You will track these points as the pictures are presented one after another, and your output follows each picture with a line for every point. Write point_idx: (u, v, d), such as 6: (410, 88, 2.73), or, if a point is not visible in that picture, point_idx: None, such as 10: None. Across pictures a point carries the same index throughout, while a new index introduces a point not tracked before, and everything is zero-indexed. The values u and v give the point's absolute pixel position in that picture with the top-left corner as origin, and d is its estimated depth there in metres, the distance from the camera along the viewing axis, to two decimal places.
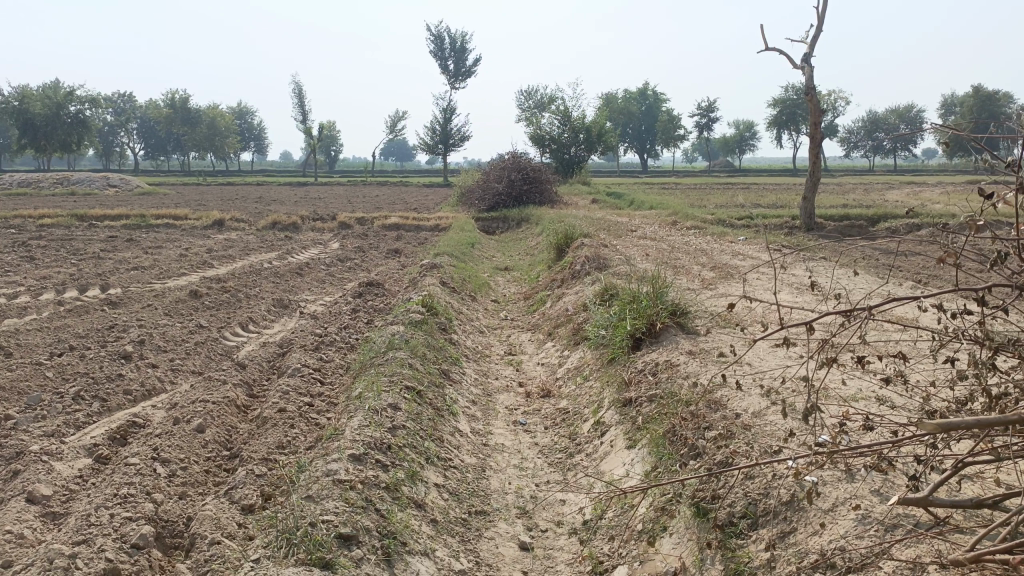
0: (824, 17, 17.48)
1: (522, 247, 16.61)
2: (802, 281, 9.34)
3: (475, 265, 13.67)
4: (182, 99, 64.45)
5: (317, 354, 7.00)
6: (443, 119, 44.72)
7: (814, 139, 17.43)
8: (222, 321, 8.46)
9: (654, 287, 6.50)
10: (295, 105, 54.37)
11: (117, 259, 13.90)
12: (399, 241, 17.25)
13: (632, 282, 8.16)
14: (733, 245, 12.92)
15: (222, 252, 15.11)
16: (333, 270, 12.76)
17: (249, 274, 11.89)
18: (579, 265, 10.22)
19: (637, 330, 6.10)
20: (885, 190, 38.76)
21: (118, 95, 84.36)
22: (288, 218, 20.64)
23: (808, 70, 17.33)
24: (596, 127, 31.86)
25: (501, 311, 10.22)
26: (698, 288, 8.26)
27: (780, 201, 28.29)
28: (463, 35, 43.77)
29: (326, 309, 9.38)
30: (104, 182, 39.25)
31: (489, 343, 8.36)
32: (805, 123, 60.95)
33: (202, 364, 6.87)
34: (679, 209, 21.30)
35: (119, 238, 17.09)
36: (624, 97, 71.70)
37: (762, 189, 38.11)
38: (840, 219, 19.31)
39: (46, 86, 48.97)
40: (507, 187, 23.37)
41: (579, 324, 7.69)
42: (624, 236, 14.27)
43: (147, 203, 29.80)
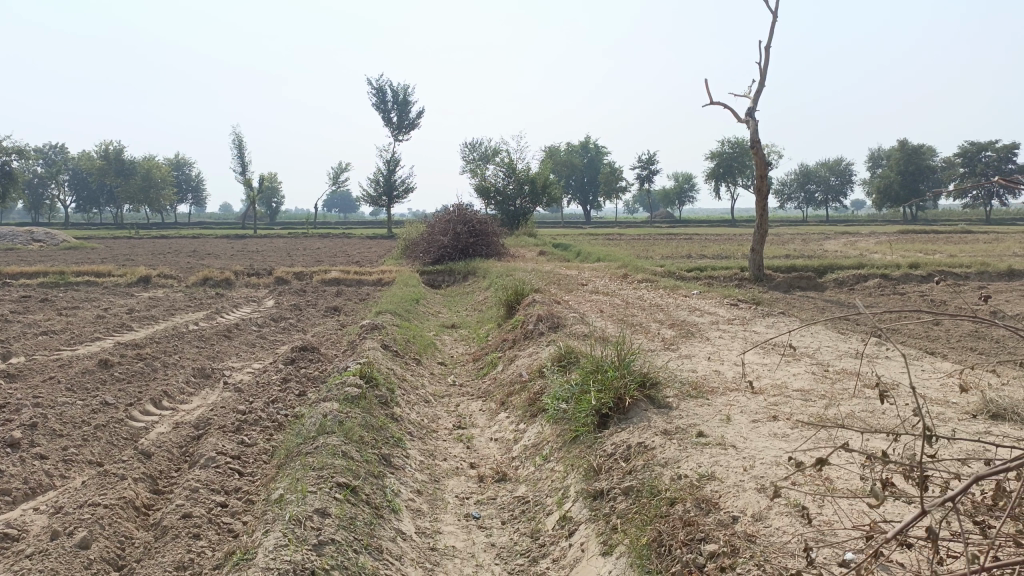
0: (766, 72, 17.65)
1: (468, 303, 15.94)
2: (766, 340, 8.88)
3: (420, 323, 12.91)
4: (116, 150, 62.81)
5: (237, 437, 6.10)
6: (387, 171, 44.17)
7: (761, 191, 17.39)
8: (132, 397, 7.47)
9: (619, 354, 5.87)
10: (235, 157, 53.28)
11: (24, 322, 12.66)
12: (339, 297, 16.40)
13: (591, 345, 7.53)
14: (687, 300, 12.51)
15: (145, 313, 14.01)
16: (265, 331, 11.80)
17: (172, 339, 10.88)
18: (531, 325, 9.57)
19: (603, 406, 5.42)
20: (823, 240, 39.64)
21: (49, 146, 81.63)
22: (221, 274, 19.57)
23: (753, 123, 17.38)
24: (541, 178, 31.72)
25: (448, 375, 9.47)
26: (660, 352, 7.68)
27: (726, 252, 28.39)
28: (407, 88, 43.64)
29: (253, 378, 8.45)
30: (27, 236, 37.22)
31: (435, 414, 7.57)
32: (742, 175, 62.47)
33: (101, 453, 5.90)
34: (628, 261, 21.02)
35: (32, 298, 15.75)
36: (567, 150, 72.62)
37: (705, 239, 38.45)
38: (787, 269, 19.28)
39: None
40: (452, 239, 22.76)
41: (535, 393, 6.99)
42: (575, 291, 13.74)
43: (71, 258, 28.21)
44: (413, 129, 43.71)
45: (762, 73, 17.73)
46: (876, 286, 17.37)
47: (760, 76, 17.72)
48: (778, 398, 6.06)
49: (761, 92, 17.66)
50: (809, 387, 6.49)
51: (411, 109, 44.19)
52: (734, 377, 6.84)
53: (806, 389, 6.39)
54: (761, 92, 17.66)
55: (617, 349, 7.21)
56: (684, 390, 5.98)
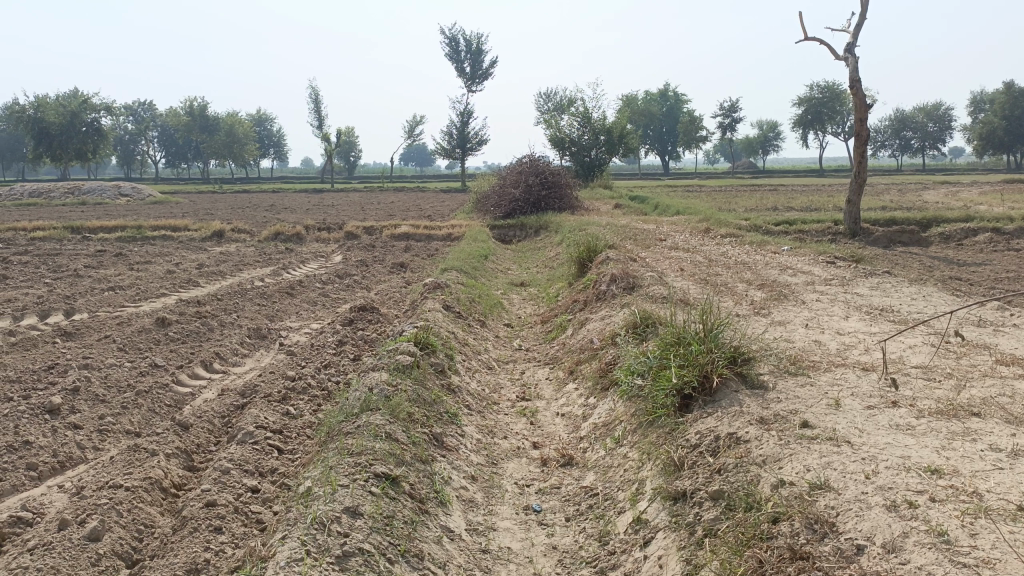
0: (869, 3, 15.98)
1: (539, 258, 15.26)
2: (872, 305, 7.86)
3: (488, 280, 12.31)
4: (200, 106, 64.07)
5: (281, 407, 5.62)
6: (460, 123, 43.46)
7: (860, 136, 15.89)
8: (183, 359, 7.12)
9: (706, 323, 5.06)
10: (312, 110, 53.53)
11: (94, 277, 12.65)
12: (407, 252, 15.97)
13: (672, 310, 6.73)
14: (777, 257, 11.44)
15: (212, 268, 13.85)
16: (327, 288, 11.40)
17: (233, 295, 10.58)
18: (603, 286, 8.79)
19: (686, 385, 4.65)
20: (921, 189, 36.99)
21: (137, 103, 84.16)
22: (292, 228, 19.39)
23: (853, 61, 15.82)
24: (618, 128, 30.43)
25: (514, 338, 8.83)
26: (751, 319, 6.82)
27: (815, 204, 26.67)
28: (480, 37, 42.57)
29: (308, 339, 8.00)
30: (116, 191, 38.38)
31: (498, 384, 6.94)
32: (833, 122, 58.98)
33: (140, 420, 5.53)
34: (709, 214, 19.81)
35: (107, 253, 15.87)
36: (645, 98, 70.07)
37: (791, 191, 36.38)
38: (886, 223, 17.73)
39: (62, 95, 48.31)
40: (524, 192, 22.00)
41: (607, 364, 6.26)
42: (653, 247, 12.86)
43: (154, 213, 28.75)
44: (486, 79, 42.73)
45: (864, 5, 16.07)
46: (988, 241, 15.75)
47: (861, 8, 16.07)
48: (894, 377, 5.15)
49: (862, 26, 16.03)
50: (929, 363, 5.54)
51: (485, 58, 43.13)
52: (838, 351, 5.95)
53: (926, 366, 5.45)
54: (862, 26, 16.02)
55: (702, 315, 6.38)
56: (782, 367, 5.14)
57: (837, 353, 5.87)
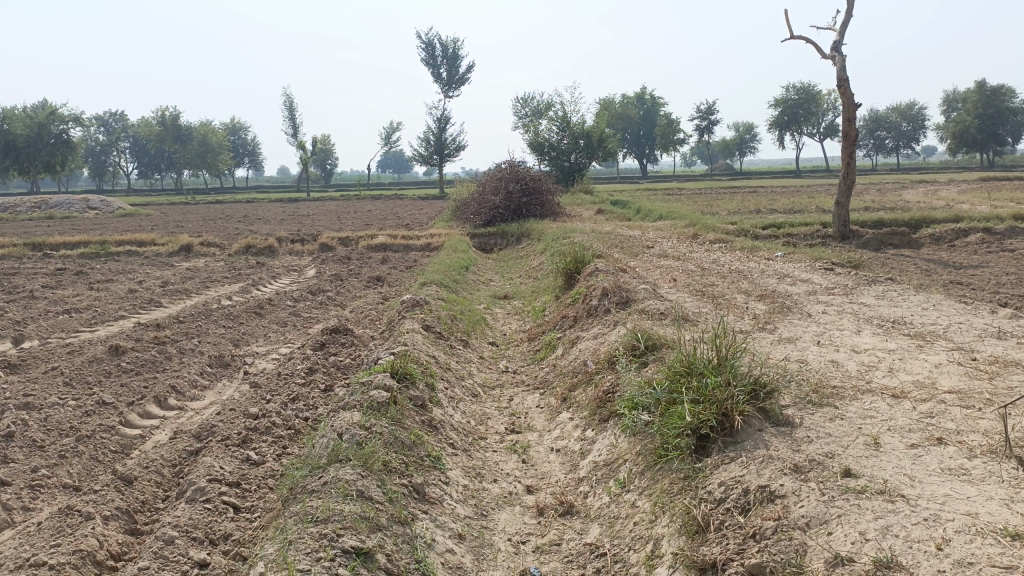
0: (854, 0, 15.60)
1: (522, 268, 14.69)
2: (882, 317, 7.35)
3: (470, 294, 11.71)
4: (173, 116, 62.91)
5: (241, 453, 4.98)
6: (438, 129, 42.84)
7: (848, 137, 15.50)
8: (134, 395, 6.44)
9: (720, 351, 4.49)
10: (286, 119, 52.63)
11: (50, 299, 11.88)
12: (384, 265, 15.32)
13: (674, 330, 6.15)
14: (772, 264, 10.94)
15: (179, 285, 13.12)
16: (299, 306, 10.72)
17: (197, 317, 9.86)
18: (594, 301, 8.21)
19: (702, 423, 4.08)
20: (900, 188, 36.89)
21: (109, 113, 82.52)
22: (264, 241, 18.65)
23: (840, 60, 15.43)
24: (597, 132, 29.99)
25: (500, 359, 8.21)
26: (759, 339, 6.27)
27: (798, 206, 26.36)
28: (456, 42, 41.97)
29: (276, 367, 7.34)
30: (84, 204, 37.28)
31: (484, 414, 6.32)
32: (809, 123, 59.09)
33: (79, 471, 4.85)
34: (695, 218, 19.33)
35: (67, 271, 15.05)
36: (622, 102, 69.84)
37: (771, 193, 36.15)
38: (875, 224, 17.38)
39: (29, 107, 47.02)
40: (504, 199, 21.41)
41: (605, 392, 5.66)
42: (641, 255, 12.33)
43: (122, 226, 27.82)
44: (463, 85, 42.16)
45: (849, 2, 15.70)
46: (980, 241, 15.40)
47: (847, 6, 15.69)
48: (930, 406, 4.60)
49: (848, 23, 15.65)
50: (963, 387, 5.00)
51: (461, 64, 42.54)
52: (859, 374, 5.40)
53: (962, 390, 4.91)
54: (848, 24, 15.64)
55: (709, 337, 5.82)
56: (805, 398, 4.57)
57: (860, 377, 5.32)
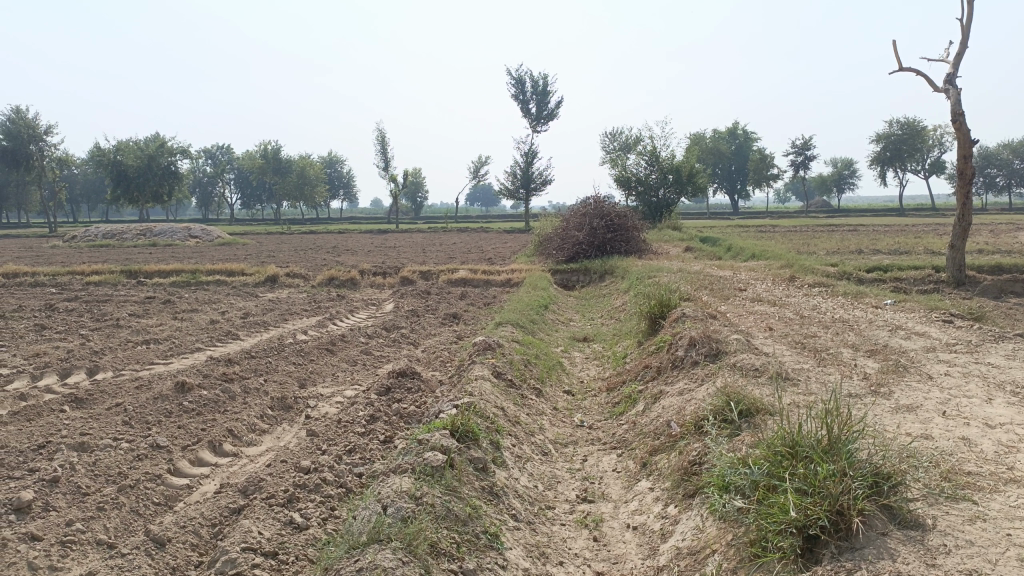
0: (971, 29, 14.45)
1: (604, 308, 14.05)
2: (1017, 382, 6.36)
3: (547, 335, 11.17)
4: (273, 149, 65.52)
5: (283, 515, 4.57)
6: (525, 163, 42.84)
7: (964, 175, 14.25)
8: (190, 439, 6.19)
9: (832, 431, 3.79)
10: (378, 152, 53.95)
11: (133, 328, 12.05)
12: (463, 301, 15.00)
13: (771, 397, 5.41)
14: (880, 313, 9.96)
15: (257, 317, 13.14)
16: (371, 343, 10.42)
17: (268, 353, 9.67)
18: (680, 352, 7.52)
19: (810, 520, 3.38)
20: (1017, 229, 34.30)
21: (216, 147, 86.95)
22: (347, 273, 18.72)
23: (955, 92, 14.27)
24: (687, 166, 29.12)
25: (575, 411, 7.58)
26: (871, 408, 5.45)
27: (905, 247, 24.71)
28: (546, 77, 42.06)
29: (337, 412, 6.99)
30: (185, 232, 38.90)
31: (553, 477, 5.72)
32: (913, 159, 56.19)
33: (116, 526, 4.55)
34: (790, 258, 18.24)
35: (156, 299, 15.40)
36: (714, 136, 68.48)
37: (871, 232, 34.21)
38: (994, 269, 15.88)
39: (142, 140, 49.85)
40: (588, 235, 20.85)
41: (692, 464, 4.97)
42: (732, 299, 11.52)
43: (217, 255, 28.70)
44: (552, 120, 42.09)
45: (965, 32, 14.55)
46: None
47: (963, 35, 14.55)
48: None
49: (963, 53, 14.49)
50: None
51: (551, 99, 42.52)
52: (997, 456, 4.54)
53: None
54: (964, 54, 14.48)
55: (813, 406, 5.07)
56: (935, 487, 3.79)
57: (1000, 460, 4.45)
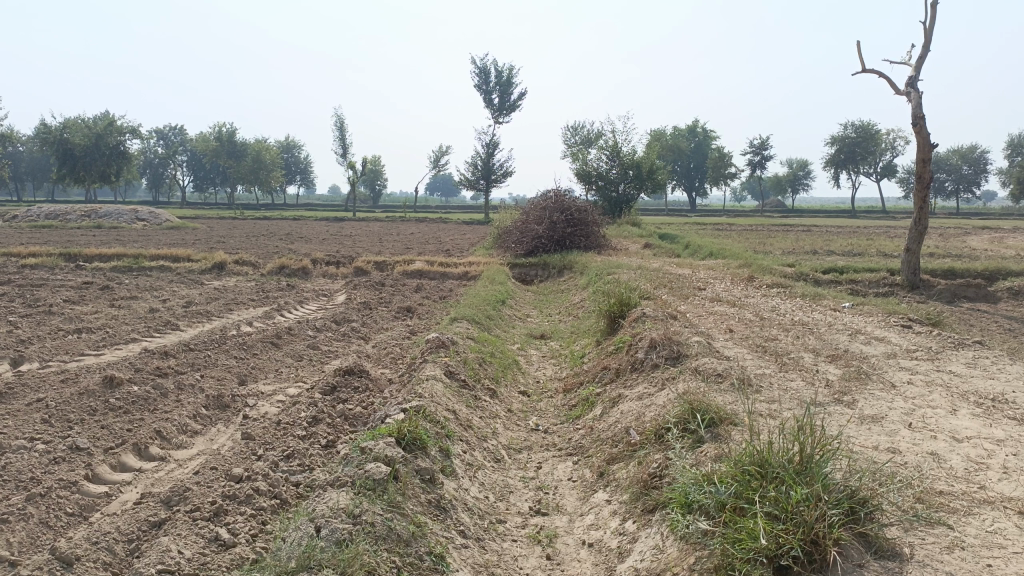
0: (933, 33, 14.52)
1: (562, 304, 13.81)
2: (980, 393, 6.25)
3: (504, 332, 10.86)
4: (229, 132, 63.83)
5: (209, 531, 4.17)
6: (486, 154, 42.43)
7: (922, 180, 14.34)
8: (114, 440, 5.71)
9: (805, 448, 3.56)
10: (337, 138, 52.96)
11: (66, 315, 11.37)
12: (418, 293, 14.60)
13: (734, 408, 5.18)
14: (840, 316, 9.88)
15: (201, 306, 12.54)
16: (320, 337, 9.97)
17: (208, 345, 9.15)
18: (640, 354, 7.28)
19: (782, 549, 3.13)
20: (965, 234, 35.16)
21: (169, 127, 84.42)
22: (299, 261, 18.14)
23: (916, 95, 14.34)
24: (648, 162, 29.09)
25: (530, 414, 7.26)
26: (836, 419, 5.26)
27: (859, 248, 25.04)
28: (510, 68, 41.62)
29: (277, 412, 6.56)
30: (133, 215, 37.56)
31: (505, 486, 5.40)
32: (866, 162, 57.30)
33: (19, 541, 4.09)
34: (748, 257, 18.25)
35: (94, 285, 14.64)
36: (673, 133, 68.95)
37: (824, 233, 34.69)
38: (946, 273, 16.07)
39: (90, 119, 48.00)
40: (547, 229, 20.58)
41: (652, 477, 4.70)
42: (692, 299, 11.35)
43: (166, 240, 27.70)
44: (514, 112, 41.73)
45: (927, 36, 14.62)
46: None
47: (925, 39, 14.62)
48: None
49: (925, 57, 14.57)
50: None
51: (514, 90, 42.14)
52: (967, 473, 4.37)
53: None
54: (925, 58, 14.56)
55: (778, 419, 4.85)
56: (911, 510, 3.58)
57: (970, 478, 4.28)
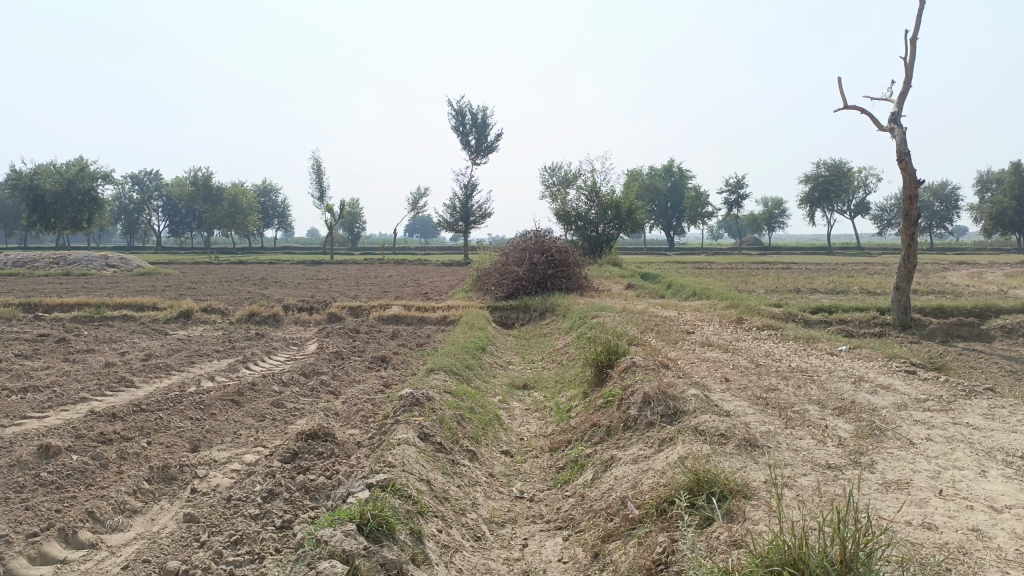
0: (913, 69, 14.38)
1: (545, 350, 13.21)
2: (1007, 449, 5.70)
3: (484, 382, 10.21)
4: (205, 176, 63.14)
5: None
6: (465, 195, 42.13)
7: (909, 216, 14.05)
8: (38, 524, 4.92)
9: (845, 545, 3.12)
10: (314, 181, 52.54)
11: (12, 372, 10.52)
12: (393, 341, 13.94)
13: (745, 483, 4.57)
14: (838, 361, 9.38)
15: (161, 359, 11.75)
16: (286, 393, 9.24)
17: (161, 405, 8.39)
18: (632, 411, 6.68)
19: None
20: (944, 269, 35.19)
21: (144, 172, 83.60)
22: (270, 308, 17.40)
23: (899, 131, 14.13)
24: (627, 203, 28.83)
25: (514, 479, 6.57)
26: (859, 489, 4.69)
27: (842, 286, 24.78)
28: (486, 109, 41.59)
29: (230, 484, 5.84)
30: (102, 261, 36.59)
31: (486, 571, 4.69)
32: (842, 199, 57.80)
33: None
34: (733, 297, 17.82)
35: (49, 337, 13.80)
36: (650, 173, 69.45)
37: (804, 270, 34.51)
38: (936, 311, 15.70)
39: (61, 164, 47.07)
40: (528, 270, 20.06)
41: (656, 563, 4.08)
42: (681, 343, 10.82)
43: (134, 287, 26.81)
44: (492, 153, 41.61)
45: (907, 72, 14.47)
46: None
47: (905, 75, 14.48)
48: None
49: (906, 93, 14.40)
50: None
51: (491, 132, 42.05)
52: (1019, 555, 3.78)
53: None
54: (907, 95, 14.39)
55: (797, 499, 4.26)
56: None
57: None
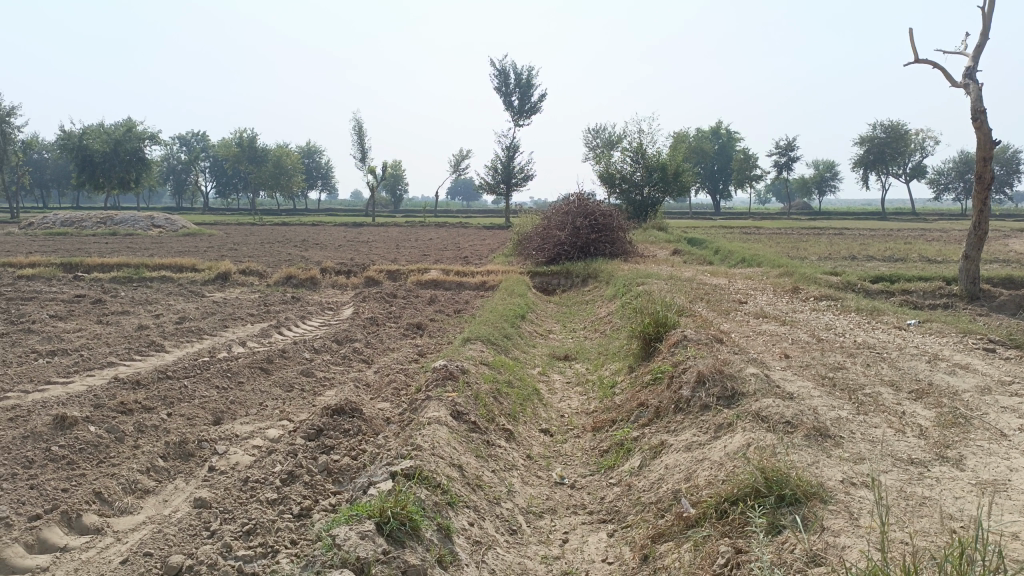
0: (994, 19, 13.18)
1: (586, 319, 12.63)
2: None
3: (523, 353, 9.70)
4: (250, 138, 63.22)
5: None
6: (507, 157, 41.36)
7: (983, 180, 12.97)
8: (42, 505, 4.58)
9: None
10: (355, 142, 52.21)
11: (43, 334, 10.35)
12: (430, 307, 13.50)
13: (820, 486, 3.97)
14: (907, 338, 8.60)
15: (194, 323, 11.50)
16: (316, 362, 8.85)
17: (188, 372, 8.07)
18: (685, 392, 6.09)
19: None
20: (1006, 237, 33.43)
21: (191, 133, 84.42)
22: (307, 271, 17.09)
23: (975, 88, 13.00)
24: (673, 164, 27.80)
25: (554, 462, 6.05)
26: (951, 494, 4.06)
27: (900, 254, 23.54)
28: (530, 69, 40.55)
29: (248, 464, 5.44)
30: (149, 221, 36.87)
31: (522, 571, 4.20)
32: (898, 162, 55.43)
33: None
34: (786, 265, 16.93)
35: (86, 298, 13.71)
36: (697, 135, 67.56)
37: (858, 236, 33.08)
38: (1006, 282, 14.64)
39: (109, 124, 47.46)
40: (570, 235, 19.38)
41: None
42: (731, 315, 10.12)
43: (177, 247, 26.89)
44: (535, 113, 40.62)
45: (986, 23, 13.27)
46: None
47: (984, 26, 13.28)
48: None
49: (984, 46, 13.22)
50: None
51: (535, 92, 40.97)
52: None
53: None
54: (985, 48, 13.22)
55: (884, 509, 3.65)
56: None
57: None
